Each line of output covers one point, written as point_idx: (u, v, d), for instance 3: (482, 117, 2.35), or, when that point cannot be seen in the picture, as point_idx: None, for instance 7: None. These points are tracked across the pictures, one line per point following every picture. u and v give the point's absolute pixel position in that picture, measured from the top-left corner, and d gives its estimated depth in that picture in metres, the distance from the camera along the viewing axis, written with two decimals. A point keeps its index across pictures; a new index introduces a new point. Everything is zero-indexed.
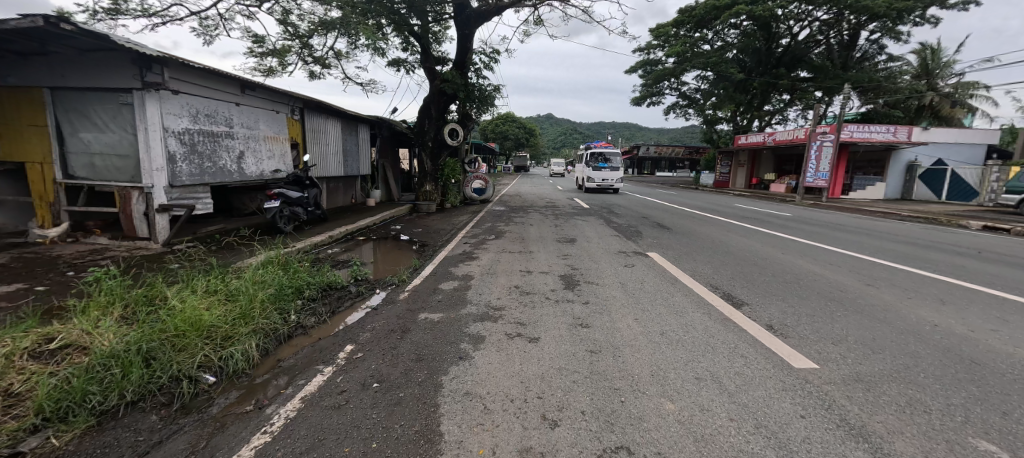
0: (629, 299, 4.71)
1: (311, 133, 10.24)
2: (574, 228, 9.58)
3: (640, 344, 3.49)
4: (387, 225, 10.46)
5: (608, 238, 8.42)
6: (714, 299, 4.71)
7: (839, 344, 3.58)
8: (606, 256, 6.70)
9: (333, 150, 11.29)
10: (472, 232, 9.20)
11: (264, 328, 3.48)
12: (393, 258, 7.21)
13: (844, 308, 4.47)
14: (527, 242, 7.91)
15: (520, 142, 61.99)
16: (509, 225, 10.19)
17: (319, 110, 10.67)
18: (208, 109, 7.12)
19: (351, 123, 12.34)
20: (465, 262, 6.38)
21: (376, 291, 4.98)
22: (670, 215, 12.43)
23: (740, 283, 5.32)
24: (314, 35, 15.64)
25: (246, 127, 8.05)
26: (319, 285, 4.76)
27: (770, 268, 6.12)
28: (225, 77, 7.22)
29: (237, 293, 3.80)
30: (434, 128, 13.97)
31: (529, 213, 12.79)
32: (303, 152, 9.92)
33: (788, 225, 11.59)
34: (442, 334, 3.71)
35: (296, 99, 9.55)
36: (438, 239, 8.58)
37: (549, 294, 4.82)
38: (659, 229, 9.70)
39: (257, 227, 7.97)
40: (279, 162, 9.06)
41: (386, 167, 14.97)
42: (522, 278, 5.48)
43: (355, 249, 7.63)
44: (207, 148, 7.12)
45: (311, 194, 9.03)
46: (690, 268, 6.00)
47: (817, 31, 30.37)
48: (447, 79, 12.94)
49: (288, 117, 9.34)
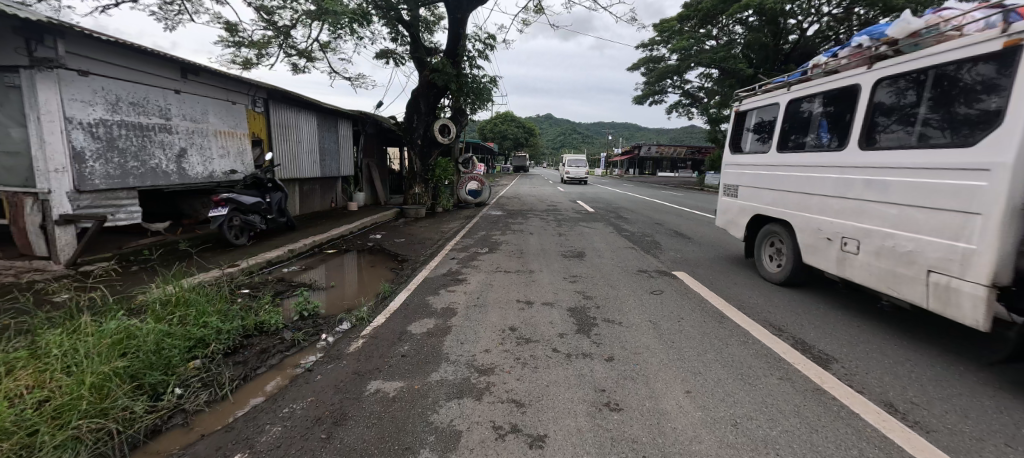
0: (667, 348, 3.40)
1: (277, 128, 8.89)
2: (580, 239, 8.23)
3: (710, 451, 2.18)
4: (366, 233, 9.11)
5: (623, 252, 7.06)
6: (786, 350, 3.40)
7: (1018, 445, 2.28)
8: (626, 279, 5.37)
9: (307, 147, 9.94)
10: (462, 243, 7.83)
11: (97, 431, 2.16)
12: (363, 278, 5.86)
13: (975, 366, 3.17)
14: (526, 258, 6.50)
15: (519, 142, 60.57)
16: (505, 234, 8.80)
17: (289, 103, 9.33)
18: (132, 96, 5.79)
19: (330, 118, 11.00)
20: (446, 289, 4.98)
21: (321, 337, 3.62)
22: (688, 220, 11.09)
23: (809, 322, 4.02)
24: (295, 23, 14.33)
25: (191, 121, 6.74)
26: (238, 332, 3.41)
27: (836, 296, 4.81)
28: (154, 56, 5.90)
29: (81, 364, 2.50)
30: (423, 124, 12.63)
31: (529, 218, 11.45)
32: (267, 150, 8.57)
33: None
34: (395, 429, 2.36)
35: (258, 89, 8.23)
36: (422, 252, 7.21)
37: (557, 342, 3.48)
38: (679, 238, 8.39)
39: (202, 240, 6.61)
40: (234, 162, 7.69)
41: (372, 167, 13.59)
42: (521, 314, 4.15)
43: (320, 266, 6.32)
44: (133, 144, 5.80)
45: (273, 200, 7.68)
46: (736, 298, 4.69)
47: (826, 27, 28.85)
48: (436, 71, 11.56)
49: (248, 109, 8.00)
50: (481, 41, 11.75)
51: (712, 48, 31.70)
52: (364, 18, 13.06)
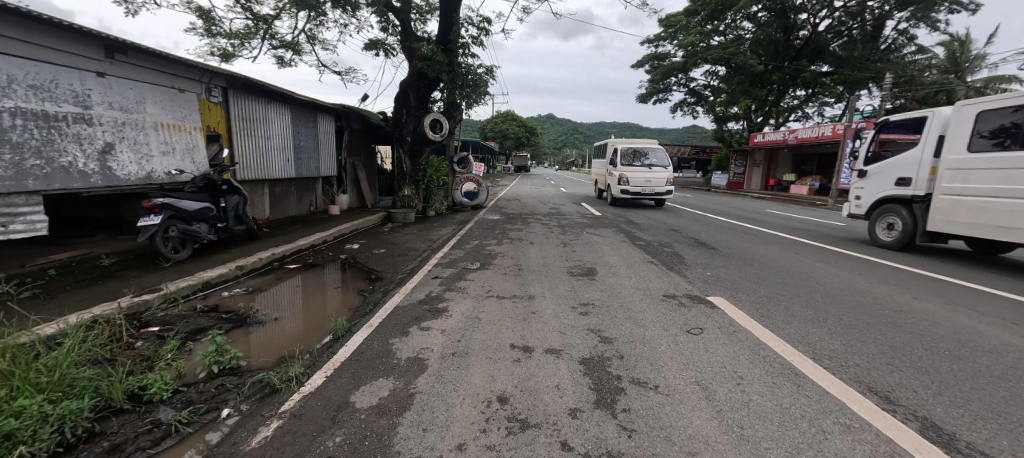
0: (734, 440, 2.25)
1: (240, 121, 7.74)
2: (586, 250, 7.06)
3: None
4: (342, 242, 7.95)
5: (642, 268, 5.87)
6: (915, 444, 2.25)
7: None
8: (654, 311, 4.19)
9: (277, 143, 8.79)
10: (450, 256, 6.67)
11: None
12: (325, 304, 4.67)
13: None
14: (525, 278, 5.31)
15: (519, 142, 59.06)
16: (501, 244, 7.58)
17: (257, 93, 8.18)
18: (31, 77, 4.65)
19: (306, 112, 9.82)
20: (420, 326, 3.78)
21: (218, 415, 2.46)
22: (706, 226, 9.88)
23: (923, 387, 2.86)
24: (277, 11, 13.24)
25: (120, 110, 5.58)
26: (83, 418, 2.28)
27: (934, 338, 3.64)
28: (60, 27, 4.76)
29: None
30: (412, 119, 11.47)
31: (529, 223, 10.27)
32: (226, 146, 7.41)
33: (857, 240, 9.02)
34: None
35: (213, 75, 7.05)
36: (401, 268, 6.04)
37: (567, 429, 2.33)
38: (702, 250, 7.21)
39: (136, 255, 5.49)
40: (183, 160, 6.52)
41: (358, 167, 12.41)
42: (518, 370, 2.98)
43: (271, 287, 5.12)
44: (33, 139, 4.67)
45: (228, 205, 6.53)
46: (802, 340, 3.54)
47: (838, 22, 27.58)
48: (427, 60, 10.38)
49: (200, 99, 6.84)
50: (476, 26, 10.56)
51: (720, 44, 30.56)
52: (349, 5, 11.93)
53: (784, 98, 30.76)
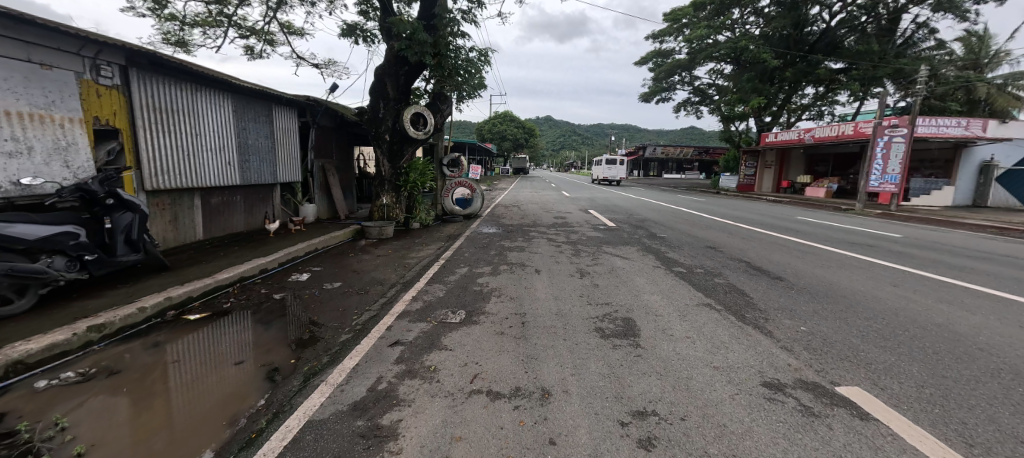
0: None
1: (152, 112, 5.85)
2: (609, 284, 5.18)
3: None
4: (290, 271, 6.06)
5: (704, 321, 3.97)
6: None
7: None
8: (776, 436, 2.30)
9: (210, 142, 6.88)
10: (426, 295, 4.80)
11: None
12: (206, 398, 2.80)
13: None
14: (531, 344, 3.43)
15: (518, 143, 57.48)
16: (496, 275, 5.67)
17: (180, 76, 6.29)
18: None
19: (256, 103, 7.92)
20: None
21: None
22: (749, 243, 8.02)
23: None
24: None
25: None
26: None
27: None
28: None
29: None
30: (391, 111, 9.62)
31: (530, 239, 8.42)
32: (124, 145, 5.49)
33: (941, 261, 7.15)
34: None
35: (102, 48, 5.15)
36: (351, 321, 4.12)
37: None
38: (768, 282, 5.34)
39: None
40: (46, 166, 4.59)
41: (329, 170, 10.47)
42: None
43: (136, 363, 3.26)
44: None
45: (114, 225, 4.62)
46: None
47: (853, 15, 25.64)
48: (404, 40, 8.53)
49: (79, 79, 4.95)
50: None
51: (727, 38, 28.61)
52: None
53: (795, 95, 28.59)
